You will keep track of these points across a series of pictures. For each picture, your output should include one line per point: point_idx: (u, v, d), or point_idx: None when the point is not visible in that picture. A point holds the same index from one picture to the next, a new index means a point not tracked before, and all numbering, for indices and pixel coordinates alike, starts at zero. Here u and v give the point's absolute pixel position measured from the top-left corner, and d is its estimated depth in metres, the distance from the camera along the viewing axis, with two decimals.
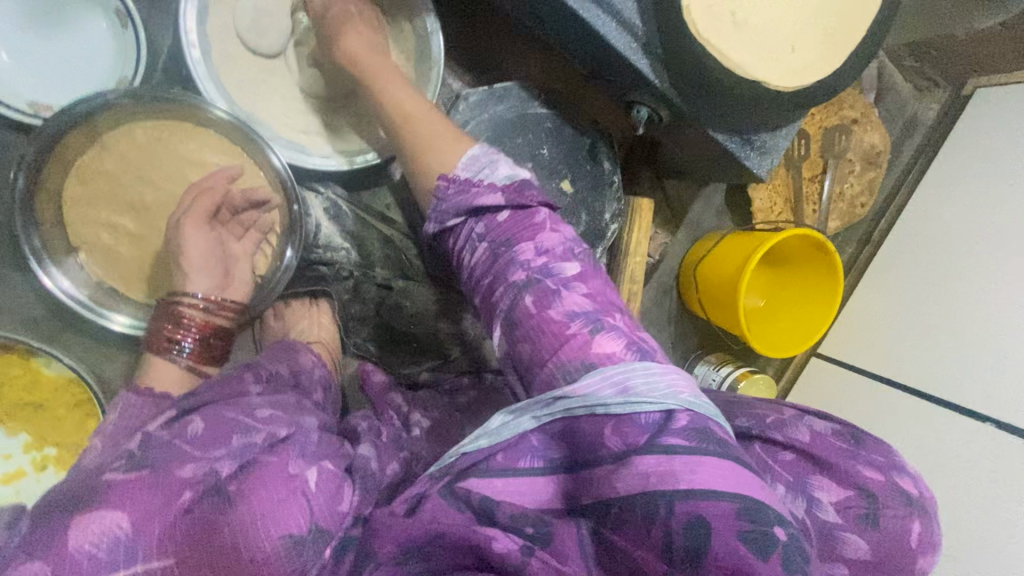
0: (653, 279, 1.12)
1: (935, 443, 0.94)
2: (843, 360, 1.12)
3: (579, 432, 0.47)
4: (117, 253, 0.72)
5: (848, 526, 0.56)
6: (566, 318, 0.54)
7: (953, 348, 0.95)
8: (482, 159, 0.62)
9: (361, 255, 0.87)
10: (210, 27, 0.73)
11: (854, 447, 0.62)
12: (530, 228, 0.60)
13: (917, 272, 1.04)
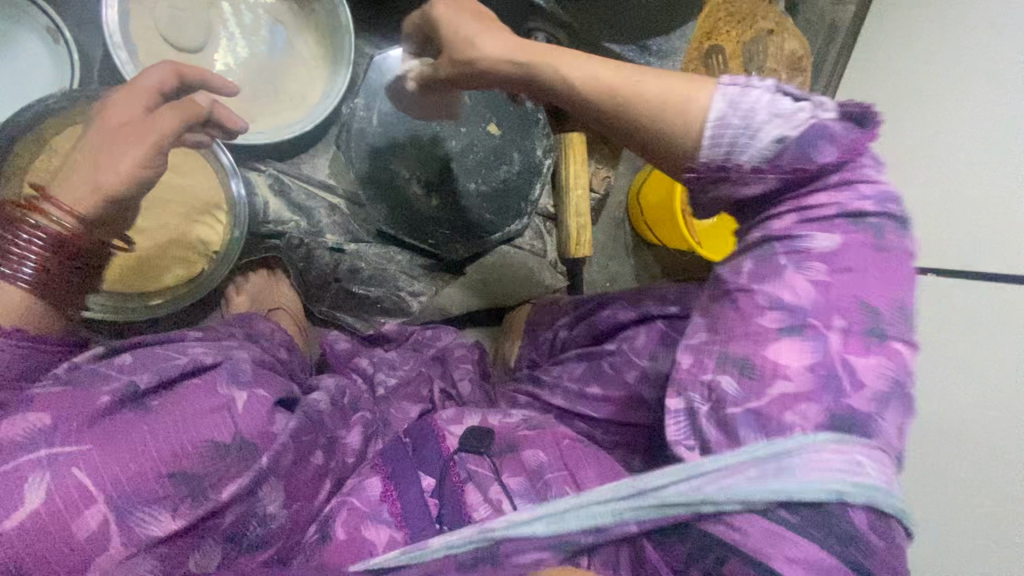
0: (603, 216, 1.17)
1: (913, 313, 0.89)
2: None
3: (669, 511, 0.46)
4: None
5: None
6: (768, 305, 0.53)
7: (925, 207, 0.92)
8: (751, 112, 0.51)
9: (310, 224, 0.93)
10: (132, 31, 0.79)
11: None
12: (834, 221, 0.54)
13: (872, 160, 1.04)
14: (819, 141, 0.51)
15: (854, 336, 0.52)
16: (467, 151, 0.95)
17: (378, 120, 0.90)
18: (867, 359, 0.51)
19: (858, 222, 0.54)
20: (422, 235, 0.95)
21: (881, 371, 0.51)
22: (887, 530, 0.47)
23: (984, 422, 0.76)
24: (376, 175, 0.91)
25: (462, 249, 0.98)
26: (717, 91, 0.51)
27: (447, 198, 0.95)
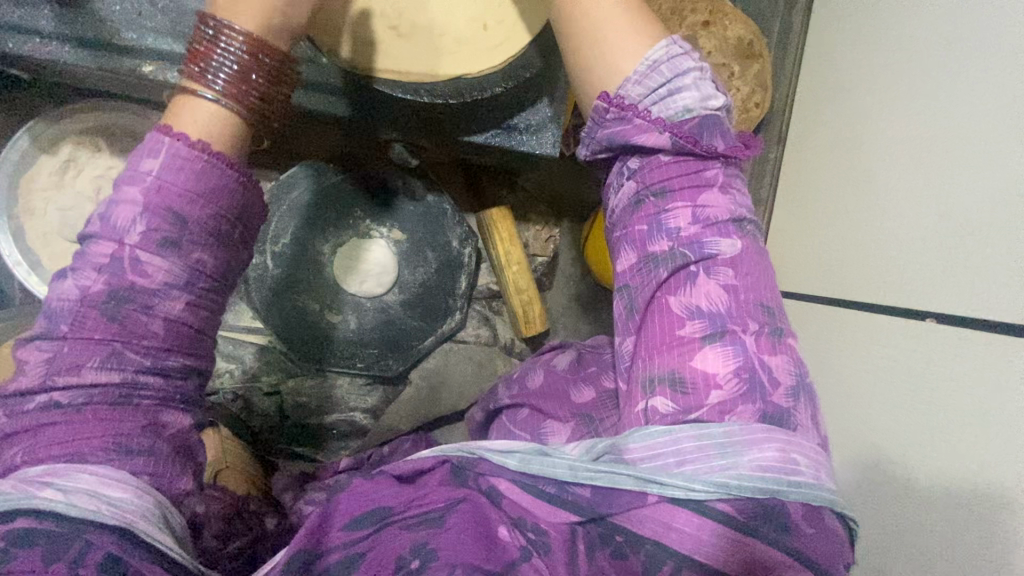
0: (557, 276, 1.07)
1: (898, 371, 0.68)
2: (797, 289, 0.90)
3: (612, 476, 0.42)
4: None
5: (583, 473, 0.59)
6: (685, 314, 0.46)
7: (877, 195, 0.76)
8: (665, 64, 0.49)
9: (245, 373, 0.92)
10: (33, 242, 0.83)
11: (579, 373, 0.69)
12: (695, 176, 0.49)
13: (856, 166, 0.81)
14: (713, 128, 0.49)
15: (762, 341, 0.45)
16: (376, 267, 0.88)
17: (273, 262, 0.85)
18: (775, 360, 0.45)
19: (744, 229, 0.49)
20: (350, 361, 0.90)
21: (787, 367, 0.45)
22: (819, 520, 0.41)
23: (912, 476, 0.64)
24: (285, 320, 0.86)
25: (397, 363, 0.93)
26: (667, 41, 0.50)
27: (366, 317, 0.90)
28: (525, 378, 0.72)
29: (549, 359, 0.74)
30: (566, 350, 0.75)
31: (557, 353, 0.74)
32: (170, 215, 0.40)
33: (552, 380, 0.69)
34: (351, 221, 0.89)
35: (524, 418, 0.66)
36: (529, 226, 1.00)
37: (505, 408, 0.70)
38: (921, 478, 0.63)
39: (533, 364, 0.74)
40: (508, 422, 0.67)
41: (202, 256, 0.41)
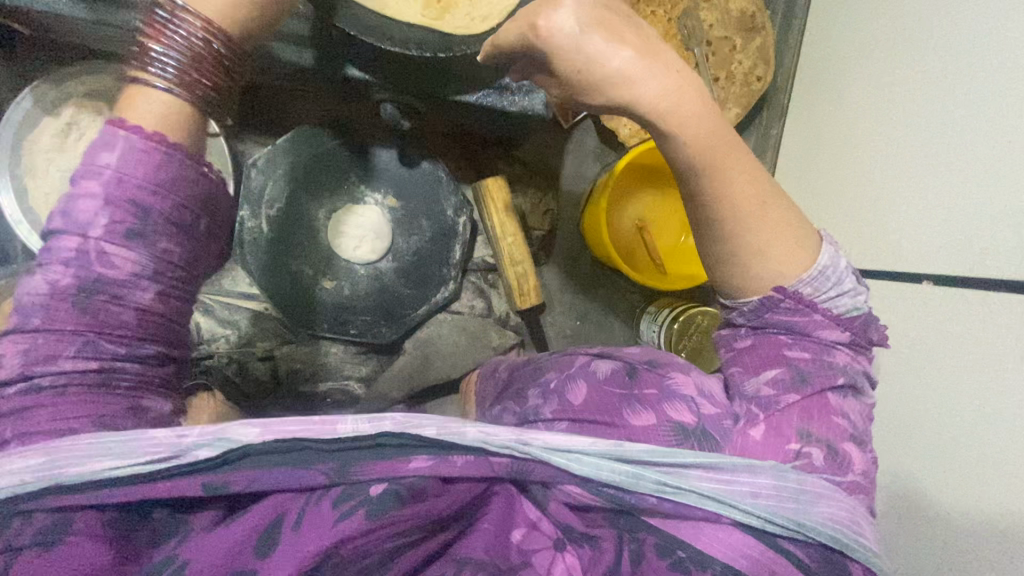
0: (557, 251, 1.05)
1: (930, 349, 0.68)
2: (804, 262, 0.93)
3: (689, 503, 0.43)
4: None
5: None
6: (831, 410, 0.48)
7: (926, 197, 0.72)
8: (829, 271, 0.48)
9: (239, 338, 0.93)
10: (32, 201, 0.84)
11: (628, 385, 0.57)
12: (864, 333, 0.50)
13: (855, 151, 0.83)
14: (872, 330, 0.51)
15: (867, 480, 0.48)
16: (369, 232, 0.88)
17: (268, 226, 0.85)
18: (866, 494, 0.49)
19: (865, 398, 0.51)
20: (343, 327, 0.90)
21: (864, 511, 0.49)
22: None
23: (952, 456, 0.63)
24: (280, 282, 0.87)
25: (391, 330, 0.92)
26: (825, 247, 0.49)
27: (360, 283, 0.91)
28: (565, 388, 0.62)
29: (594, 370, 0.61)
30: (614, 362, 0.62)
31: (604, 364, 0.62)
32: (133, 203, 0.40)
33: (600, 395, 0.58)
34: (346, 187, 0.89)
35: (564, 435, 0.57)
36: (526, 197, 1.00)
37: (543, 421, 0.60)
38: (954, 460, 0.63)
39: (576, 371, 0.63)
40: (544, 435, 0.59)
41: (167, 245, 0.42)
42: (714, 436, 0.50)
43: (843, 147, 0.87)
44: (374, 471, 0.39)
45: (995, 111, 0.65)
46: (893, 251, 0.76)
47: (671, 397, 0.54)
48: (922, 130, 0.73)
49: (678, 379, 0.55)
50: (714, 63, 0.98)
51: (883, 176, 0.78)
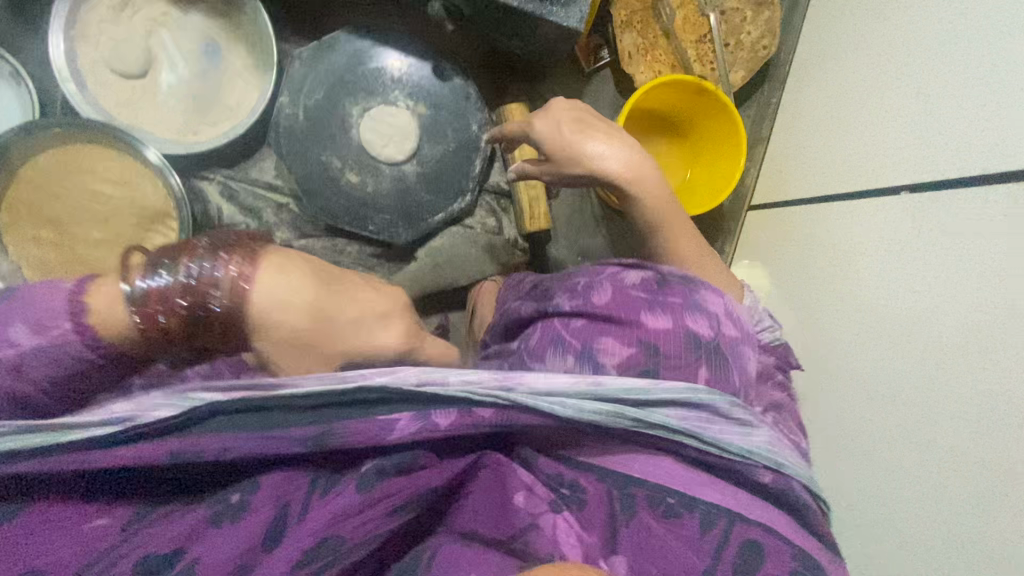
0: (565, 187, 1.12)
1: (915, 270, 0.70)
2: (795, 202, 0.98)
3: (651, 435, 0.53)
4: (46, 260, 0.86)
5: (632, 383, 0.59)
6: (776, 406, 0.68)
7: (873, 189, 0.79)
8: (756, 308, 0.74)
9: (259, 226, 0.97)
10: (83, 68, 0.88)
11: (651, 293, 0.64)
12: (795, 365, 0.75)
13: (850, 93, 0.88)
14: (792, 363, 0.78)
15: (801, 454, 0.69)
16: (397, 133, 0.93)
17: (304, 115, 0.91)
18: None
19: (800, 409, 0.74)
20: (361, 222, 0.95)
21: None
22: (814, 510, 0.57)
23: (937, 371, 0.65)
24: (307, 170, 0.92)
25: (407, 233, 0.97)
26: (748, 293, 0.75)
27: (383, 181, 0.95)
28: (590, 285, 0.66)
29: (623, 275, 0.67)
30: (645, 271, 0.67)
31: (636, 272, 0.67)
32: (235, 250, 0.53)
33: (625, 295, 0.64)
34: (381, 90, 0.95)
35: (580, 328, 0.63)
36: None
37: (562, 313, 0.66)
38: (937, 370, 0.65)
39: (605, 275, 0.68)
40: (560, 328, 0.65)
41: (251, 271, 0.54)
42: (727, 352, 0.61)
43: (823, 137, 0.93)
44: (349, 430, 0.46)
45: (975, 36, 0.69)
46: (887, 175, 0.78)
47: (694, 308, 0.62)
48: (910, 65, 0.77)
49: (709, 297, 0.63)
50: (726, 30, 1.08)
51: (864, 137, 0.83)
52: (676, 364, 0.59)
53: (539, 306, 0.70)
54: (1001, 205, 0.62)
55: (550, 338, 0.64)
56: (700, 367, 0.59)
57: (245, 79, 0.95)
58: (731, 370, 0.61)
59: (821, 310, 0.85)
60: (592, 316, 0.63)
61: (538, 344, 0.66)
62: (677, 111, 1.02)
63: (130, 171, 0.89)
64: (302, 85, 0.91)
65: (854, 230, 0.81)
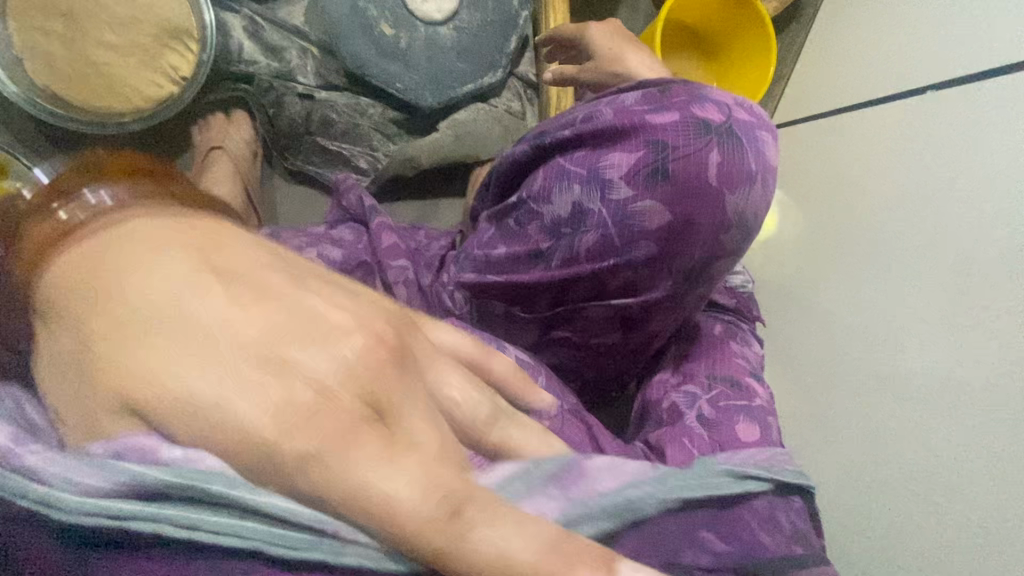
0: None
1: (915, 166, 0.72)
2: (802, 122, 1.00)
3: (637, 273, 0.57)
4: (50, 54, 0.80)
5: (639, 188, 0.60)
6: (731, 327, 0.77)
7: (878, 130, 0.80)
8: None
9: (281, 66, 0.93)
10: None
11: (656, 101, 0.63)
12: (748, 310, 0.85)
13: (874, 18, 0.91)
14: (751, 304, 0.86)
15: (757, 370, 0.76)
16: None
17: None
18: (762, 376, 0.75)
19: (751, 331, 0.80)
20: (388, 75, 0.93)
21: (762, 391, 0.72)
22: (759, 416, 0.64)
23: (930, 255, 0.66)
24: (340, 11, 0.89)
25: (432, 97, 0.95)
26: None
27: (418, 38, 0.94)
28: (590, 112, 0.65)
29: (619, 98, 0.65)
30: (639, 90, 0.65)
31: (632, 93, 0.65)
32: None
33: (627, 112, 0.62)
34: None
35: (584, 157, 0.63)
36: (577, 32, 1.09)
37: (562, 146, 0.65)
38: (937, 254, 0.65)
39: (605, 101, 0.66)
40: (563, 162, 0.64)
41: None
42: (739, 133, 0.60)
43: (842, 64, 0.96)
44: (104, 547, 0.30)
45: None
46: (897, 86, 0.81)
47: (702, 102, 0.62)
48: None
49: (713, 93, 0.63)
50: None
51: (883, 56, 0.86)
52: (686, 157, 0.59)
53: (540, 143, 0.67)
54: (994, 91, 0.65)
55: (556, 173, 0.64)
56: (710, 149, 0.59)
57: None
58: (744, 149, 0.60)
59: (816, 231, 0.86)
60: (591, 141, 0.63)
61: (545, 181, 0.65)
62: (706, 25, 1.06)
63: None
64: None
65: (860, 172, 0.80)
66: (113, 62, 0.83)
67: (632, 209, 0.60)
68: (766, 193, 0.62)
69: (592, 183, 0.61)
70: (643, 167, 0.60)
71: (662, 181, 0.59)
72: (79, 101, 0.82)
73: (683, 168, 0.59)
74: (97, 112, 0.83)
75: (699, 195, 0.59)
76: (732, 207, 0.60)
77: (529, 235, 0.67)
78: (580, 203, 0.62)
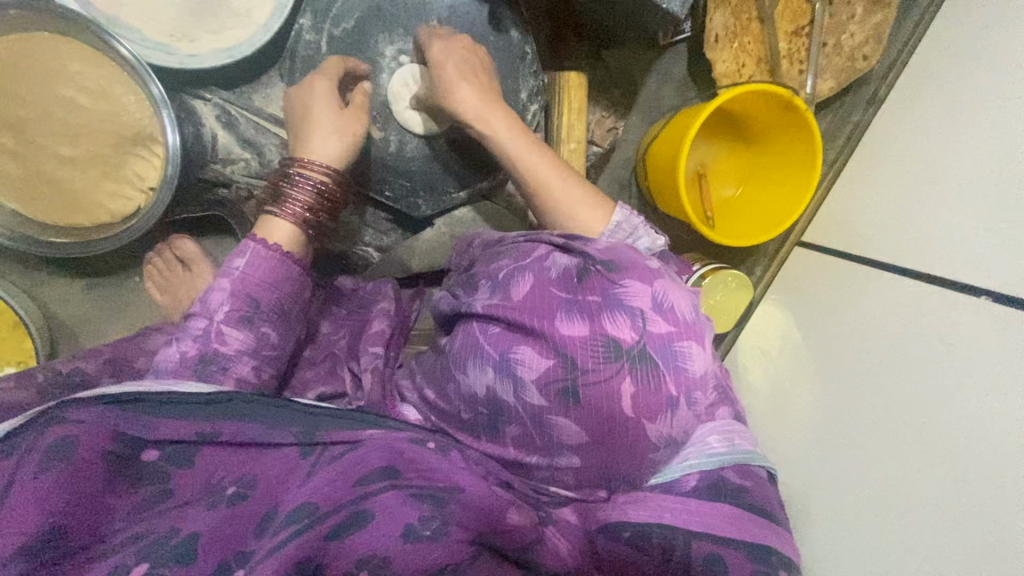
0: (605, 173, 1.01)
1: (960, 367, 0.70)
2: (822, 243, 0.95)
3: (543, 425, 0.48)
4: (8, 173, 0.74)
5: (554, 407, 0.47)
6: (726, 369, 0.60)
7: (853, 290, 0.86)
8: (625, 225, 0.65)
9: (260, 163, 0.83)
10: None
11: (574, 288, 0.49)
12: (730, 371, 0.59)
13: (947, 152, 0.80)
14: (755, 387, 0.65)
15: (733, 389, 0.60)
16: None
17: (329, 46, 0.78)
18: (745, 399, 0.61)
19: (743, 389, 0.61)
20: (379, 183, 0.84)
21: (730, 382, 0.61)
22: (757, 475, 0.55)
23: (951, 467, 0.68)
24: None
25: (426, 205, 0.87)
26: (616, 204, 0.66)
27: (410, 144, 0.83)
28: (510, 279, 0.52)
29: (548, 265, 0.51)
30: (573, 256, 0.52)
31: (562, 258, 0.52)
32: (249, 297, 0.60)
33: (544, 295, 0.49)
34: (423, 29, 0.79)
35: (499, 334, 0.49)
36: (596, 109, 0.94)
37: (478, 315, 0.52)
38: (958, 469, 0.67)
39: (529, 262, 0.52)
40: (478, 331, 0.51)
41: (267, 329, 0.61)
42: (654, 356, 0.47)
43: (893, 183, 0.87)
44: None
45: None
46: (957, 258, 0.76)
47: (614, 305, 0.47)
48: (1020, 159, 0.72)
49: (627, 286, 0.48)
50: (828, 27, 0.92)
51: (951, 209, 0.78)
52: (596, 380, 0.46)
53: (461, 301, 0.55)
54: None
55: (470, 345, 0.51)
56: (622, 380, 0.46)
57: None
58: (663, 374, 0.47)
59: (842, 364, 0.83)
60: (509, 320, 0.49)
61: (460, 348, 0.52)
62: (736, 111, 0.90)
63: (109, 78, 0.73)
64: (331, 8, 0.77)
65: (831, 330, 0.86)
66: (74, 178, 0.76)
67: (544, 424, 0.48)
68: (695, 411, 0.49)
69: (503, 375, 0.48)
70: (554, 379, 0.47)
71: (575, 406, 0.46)
72: (45, 222, 0.76)
73: (597, 394, 0.46)
74: (61, 227, 0.77)
75: (614, 432, 0.47)
76: (655, 436, 0.48)
77: (434, 402, 0.55)
78: (494, 393, 0.49)
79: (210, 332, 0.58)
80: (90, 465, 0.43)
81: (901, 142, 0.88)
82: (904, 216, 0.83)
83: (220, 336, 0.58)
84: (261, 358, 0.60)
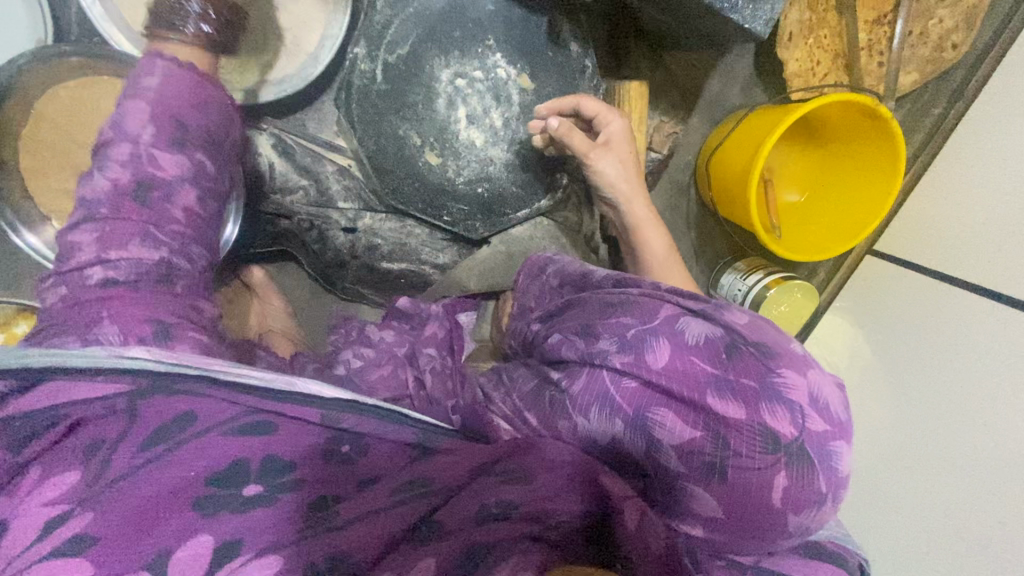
0: (663, 177, 0.97)
1: None
2: (898, 257, 0.89)
3: (677, 488, 0.43)
4: None
5: (692, 477, 0.42)
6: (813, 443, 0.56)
7: (940, 316, 0.81)
8: None
9: (318, 192, 0.82)
10: None
11: (721, 358, 0.44)
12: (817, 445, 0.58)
13: None
14: None
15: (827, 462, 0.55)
16: (493, 102, 0.76)
17: (382, 72, 0.75)
18: None
19: None
20: (437, 211, 0.82)
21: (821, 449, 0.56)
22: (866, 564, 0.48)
23: None
24: (381, 144, 0.77)
25: (484, 227, 0.84)
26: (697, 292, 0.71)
27: (465, 166, 0.78)
28: (643, 337, 0.46)
29: (682, 329, 0.46)
30: (713, 325, 0.46)
31: (698, 324, 0.46)
32: (171, 119, 0.58)
33: (687, 363, 0.44)
34: (478, 50, 0.75)
35: (633, 391, 0.44)
36: (655, 113, 0.89)
37: (609, 364, 0.46)
38: None
39: (659, 323, 0.46)
40: (609, 381, 0.45)
41: (202, 157, 0.59)
42: (812, 456, 0.41)
43: (981, 190, 0.80)
44: None
45: None
46: None
47: (773, 395, 0.42)
48: None
49: (787, 376, 0.42)
50: (914, 14, 0.84)
51: None
52: (748, 468, 0.41)
53: (579, 346, 0.49)
54: None
55: (596, 391, 0.46)
56: (778, 473, 0.40)
57: (310, 9, 0.76)
58: (817, 471, 0.41)
59: (924, 388, 0.80)
60: (649, 374, 0.44)
61: (583, 392, 0.46)
62: (815, 117, 0.85)
63: None
64: (383, 34, 0.75)
65: (912, 351, 0.83)
66: None
67: (674, 490, 0.43)
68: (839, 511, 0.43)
69: (635, 431, 0.44)
70: (695, 449, 0.42)
71: (718, 484, 0.41)
72: None
73: (746, 481, 0.41)
74: None
75: (758, 521, 0.41)
76: (794, 530, 0.42)
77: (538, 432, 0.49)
78: (619, 443, 0.45)
79: (141, 157, 0.55)
80: (220, 413, 0.42)
81: (1003, 149, 0.79)
82: (1007, 238, 0.76)
83: (152, 159, 0.56)
84: (201, 187, 0.58)
